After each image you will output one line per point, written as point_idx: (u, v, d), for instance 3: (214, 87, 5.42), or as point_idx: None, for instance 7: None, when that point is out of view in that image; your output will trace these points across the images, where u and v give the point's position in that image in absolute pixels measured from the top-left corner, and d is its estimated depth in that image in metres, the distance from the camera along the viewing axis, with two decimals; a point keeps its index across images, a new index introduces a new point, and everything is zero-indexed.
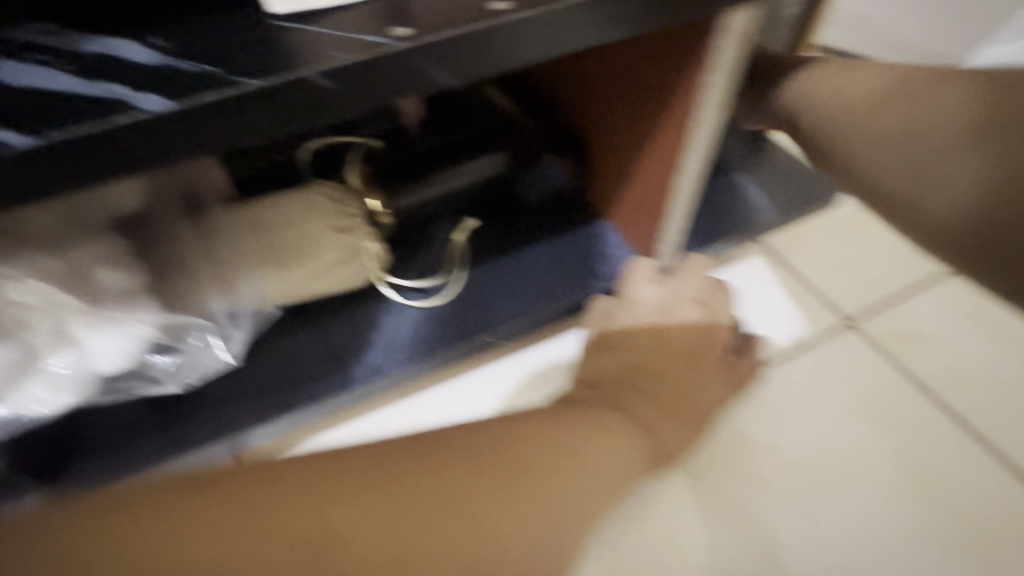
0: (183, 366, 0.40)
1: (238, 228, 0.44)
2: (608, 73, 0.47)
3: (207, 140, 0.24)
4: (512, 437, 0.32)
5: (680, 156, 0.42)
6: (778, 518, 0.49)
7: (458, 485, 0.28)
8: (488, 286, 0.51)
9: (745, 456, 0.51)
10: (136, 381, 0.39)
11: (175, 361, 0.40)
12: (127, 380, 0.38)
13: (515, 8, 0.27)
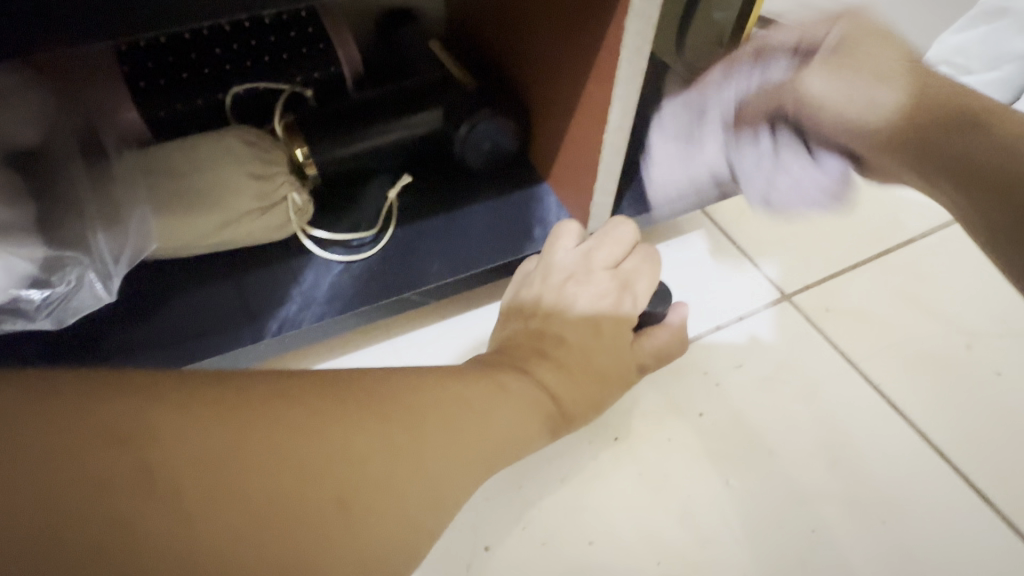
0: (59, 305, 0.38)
1: (144, 170, 0.42)
2: (543, 27, 0.46)
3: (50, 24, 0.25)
4: (406, 394, 0.31)
5: (606, 111, 0.41)
6: (707, 481, 0.48)
7: (330, 423, 0.27)
8: (416, 244, 0.50)
9: (675, 423, 0.51)
10: (3, 314, 0.37)
11: (49, 297, 0.38)
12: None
13: None
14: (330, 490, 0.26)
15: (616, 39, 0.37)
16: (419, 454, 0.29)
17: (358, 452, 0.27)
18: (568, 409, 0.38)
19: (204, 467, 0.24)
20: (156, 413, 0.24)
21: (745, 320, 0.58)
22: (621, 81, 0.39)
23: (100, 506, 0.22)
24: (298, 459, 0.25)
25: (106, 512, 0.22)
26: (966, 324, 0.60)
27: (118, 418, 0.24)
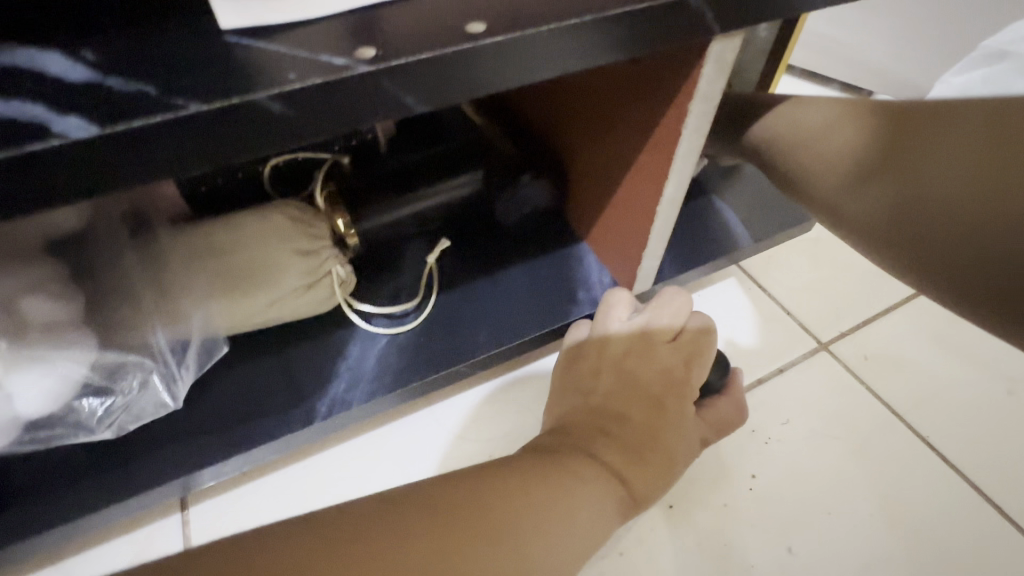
0: (120, 411, 0.37)
1: (192, 254, 0.41)
2: (586, 93, 0.46)
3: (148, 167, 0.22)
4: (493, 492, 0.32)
5: (661, 183, 0.41)
6: (765, 549, 0.47)
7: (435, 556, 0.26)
8: (460, 313, 0.49)
9: (727, 488, 0.50)
10: (62, 428, 0.36)
11: (109, 406, 0.37)
12: (53, 427, 0.36)
13: (494, 31, 0.25)
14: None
15: (676, 118, 0.37)
16: (520, 569, 0.28)
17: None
18: (638, 494, 0.37)
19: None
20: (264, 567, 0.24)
21: (786, 373, 0.57)
22: (680, 156, 0.38)
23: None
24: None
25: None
26: (1006, 368, 0.60)
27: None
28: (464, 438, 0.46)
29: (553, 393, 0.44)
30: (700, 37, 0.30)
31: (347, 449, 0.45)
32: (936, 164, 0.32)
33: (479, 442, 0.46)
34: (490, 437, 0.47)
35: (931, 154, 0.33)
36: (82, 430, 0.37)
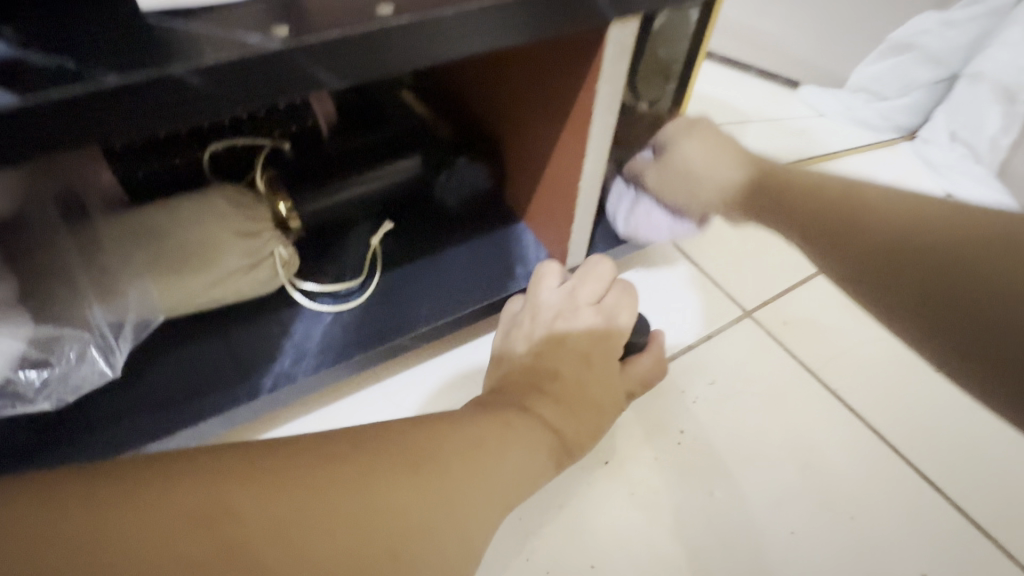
0: (59, 381, 0.38)
1: (130, 236, 0.41)
2: (513, 78, 0.49)
3: (73, 137, 0.23)
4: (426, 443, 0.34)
5: (581, 160, 0.44)
6: (690, 496, 0.51)
7: (369, 479, 0.30)
8: (404, 291, 0.51)
9: (658, 443, 0.54)
10: (0, 400, 0.37)
11: (46, 378, 0.38)
12: None
13: (401, 12, 0.28)
14: (377, 544, 0.28)
15: (589, 98, 0.40)
16: (449, 496, 0.31)
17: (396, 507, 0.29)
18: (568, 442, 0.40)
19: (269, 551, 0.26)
20: (230, 493, 0.27)
21: (714, 338, 0.62)
22: (596, 134, 0.42)
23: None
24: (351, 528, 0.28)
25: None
26: None
27: (204, 499, 0.27)
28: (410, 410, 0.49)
29: (492, 360, 0.47)
30: (598, 20, 0.33)
31: (296, 426, 0.47)
32: (883, 204, 0.34)
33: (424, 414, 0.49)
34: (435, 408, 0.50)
35: (874, 200, 0.34)
36: (22, 400, 0.37)
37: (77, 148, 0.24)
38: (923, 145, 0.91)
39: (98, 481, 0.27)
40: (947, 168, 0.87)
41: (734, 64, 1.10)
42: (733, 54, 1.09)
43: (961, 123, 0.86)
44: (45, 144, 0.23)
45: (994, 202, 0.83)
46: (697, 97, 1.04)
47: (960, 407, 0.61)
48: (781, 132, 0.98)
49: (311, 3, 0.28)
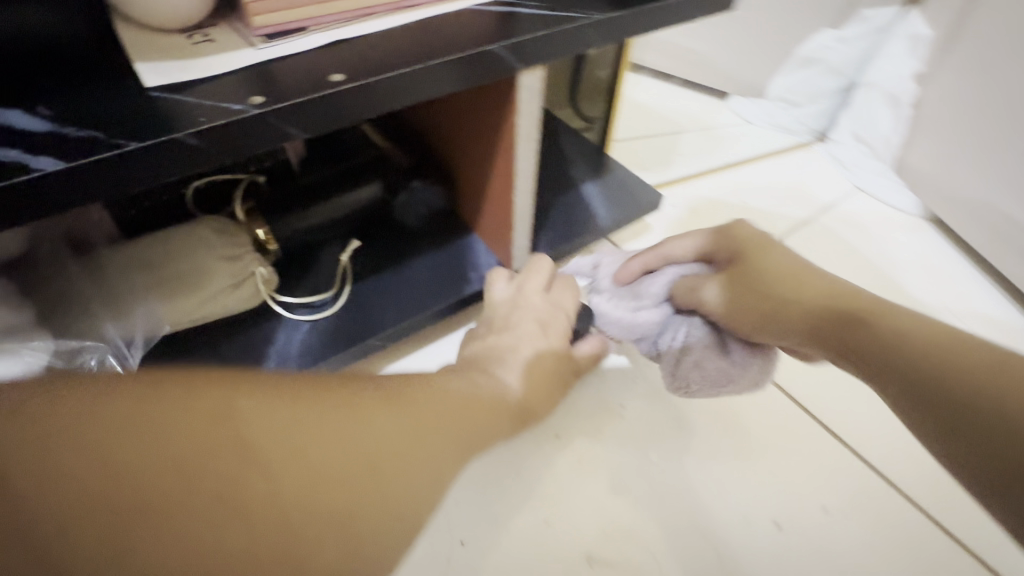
0: None
1: (132, 264, 0.48)
2: (452, 110, 0.57)
3: (100, 189, 0.30)
4: None
5: (513, 179, 0.52)
6: (631, 461, 0.59)
7: (361, 410, 0.31)
8: (372, 298, 0.58)
9: (603, 418, 0.62)
10: None
11: None
12: None
13: (348, 77, 0.36)
14: (359, 473, 0.28)
15: (513, 128, 0.48)
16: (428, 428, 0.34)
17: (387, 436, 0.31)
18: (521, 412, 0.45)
19: (270, 451, 0.26)
20: (235, 405, 0.26)
21: None
22: (522, 157, 0.50)
23: (168, 550, 0.22)
24: (342, 446, 0.28)
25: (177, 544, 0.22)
26: None
27: (208, 405, 0.26)
28: None
29: None
30: (508, 71, 0.42)
31: None
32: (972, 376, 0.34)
33: None
34: None
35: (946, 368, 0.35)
36: None
37: (103, 198, 0.31)
38: (834, 146, 1.03)
39: (77, 387, 0.25)
40: (855, 165, 0.99)
41: (669, 79, 1.22)
42: (667, 70, 1.21)
43: (860, 127, 0.98)
44: (79, 196, 0.30)
45: (890, 192, 0.94)
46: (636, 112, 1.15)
47: None
48: (712, 139, 1.10)
49: (280, 73, 0.36)
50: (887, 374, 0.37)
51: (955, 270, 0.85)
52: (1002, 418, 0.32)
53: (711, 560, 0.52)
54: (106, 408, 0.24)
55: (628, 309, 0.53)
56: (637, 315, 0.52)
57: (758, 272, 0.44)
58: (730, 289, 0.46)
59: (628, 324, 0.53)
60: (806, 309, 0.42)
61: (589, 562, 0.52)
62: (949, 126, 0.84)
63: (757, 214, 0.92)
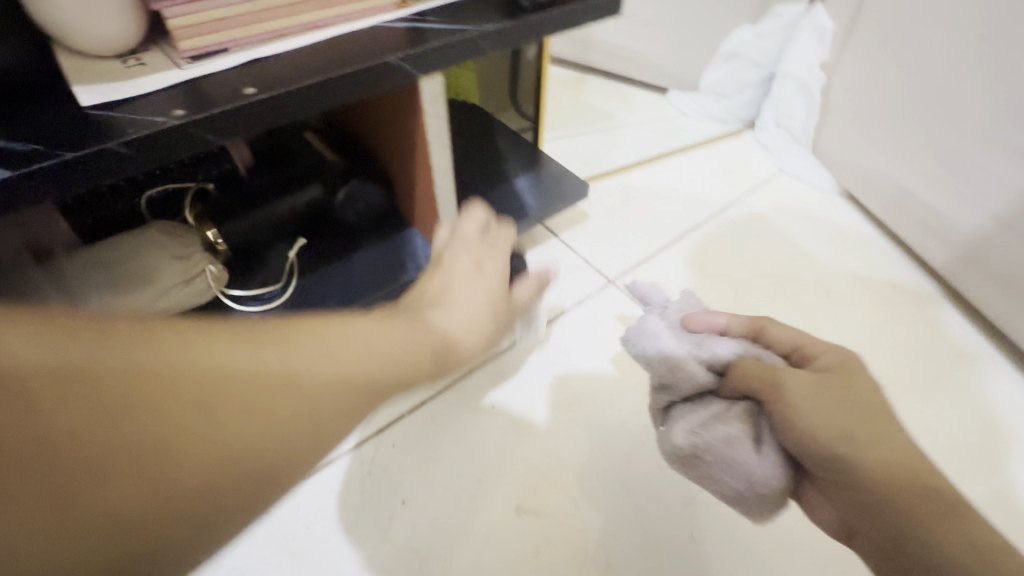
0: None
1: (89, 265, 0.54)
2: (376, 114, 0.63)
3: (44, 193, 0.36)
4: None
5: (432, 174, 0.59)
6: (559, 424, 0.65)
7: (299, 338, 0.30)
8: (317, 289, 0.65)
9: (536, 388, 0.68)
10: None
11: None
12: None
13: (261, 90, 0.42)
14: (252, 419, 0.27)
15: (424, 128, 0.55)
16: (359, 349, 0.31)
17: (296, 434, 0.27)
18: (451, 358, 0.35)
19: (177, 437, 0.25)
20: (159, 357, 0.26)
21: (584, 303, 0.78)
22: (437, 154, 0.57)
23: (31, 541, 0.22)
24: (236, 450, 0.26)
25: (40, 540, 0.22)
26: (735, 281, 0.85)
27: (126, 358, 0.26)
28: None
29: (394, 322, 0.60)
30: (408, 78, 0.48)
31: None
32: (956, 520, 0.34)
33: None
34: None
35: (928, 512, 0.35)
36: None
37: (48, 200, 0.37)
38: (761, 133, 1.11)
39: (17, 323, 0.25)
40: (779, 150, 1.07)
41: (612, 77, 1.30)
42: (609, 69, 1.29)
43: (781, 115, 1.06)
44: (25, 199, 0.36)
45: (810, 172, 1.02)
46: (581, 110, 1.23)
47: None
48: (650, 132, 1.17)
49: (202, 89, 0.42)
50: (857, 514, 0.38)
51: (869, 236, 0.92)
52: (928, 556, 0.34)
53: (626, 504, 0.59)
54: (36, 384, 0.24)
55: (687, 347, 0.46)
56: (684, 358, 0.44)
57: (826, 380, 0.40)
58: (818, 386, 0.40)
59: (670, 368, 0.45)
60: (869, 465, 0.37)
61: (518, 511, 0.58)
62: (853, 109, 0.91)
63: (688, 198, 0.99)
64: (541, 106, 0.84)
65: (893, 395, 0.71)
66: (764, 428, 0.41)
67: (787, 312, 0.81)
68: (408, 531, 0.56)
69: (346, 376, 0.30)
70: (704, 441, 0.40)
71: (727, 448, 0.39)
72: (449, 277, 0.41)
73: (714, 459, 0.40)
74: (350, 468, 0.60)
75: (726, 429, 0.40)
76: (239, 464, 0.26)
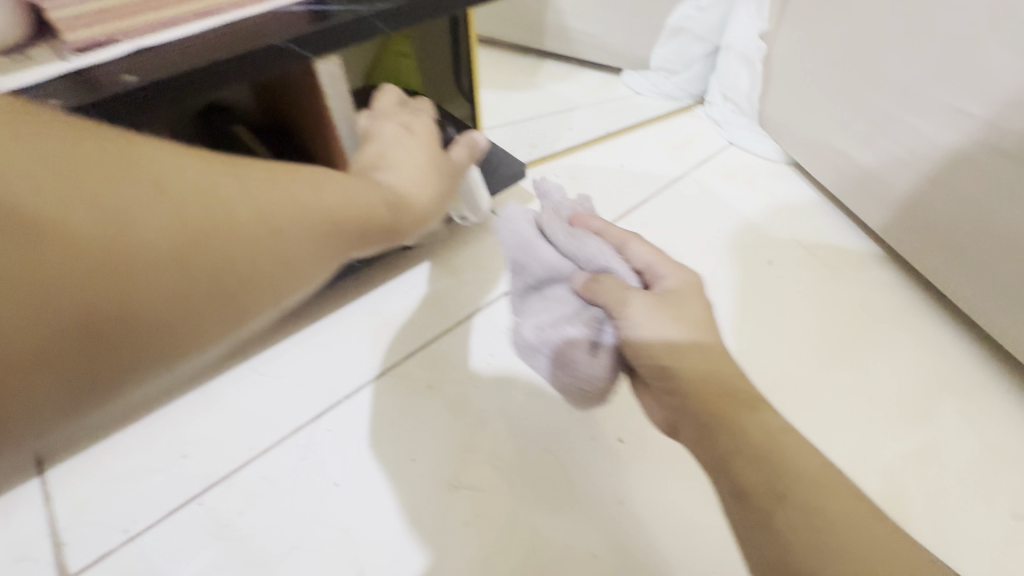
0: None
1: None
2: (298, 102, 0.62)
3: None
4: None
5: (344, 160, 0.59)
6: (494, 402, 0.66)
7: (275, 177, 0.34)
8: None
9: (473, 366, 0.69)
10: None
11: None
12: None
13: (139, 78, 0.43)
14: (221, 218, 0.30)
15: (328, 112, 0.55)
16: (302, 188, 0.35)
17: (269, 247, 0.31)
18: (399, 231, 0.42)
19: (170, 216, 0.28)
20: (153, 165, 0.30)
21: None
22: None
23: (49, 292, 0.24)
24: (219, 254, 0.29)
25: (55, 291, 0.24)
26: (679, 253, 0.85)
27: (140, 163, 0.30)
28: (277, 374, 0.68)
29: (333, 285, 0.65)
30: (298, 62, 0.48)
31: (183, 401, 0.65)
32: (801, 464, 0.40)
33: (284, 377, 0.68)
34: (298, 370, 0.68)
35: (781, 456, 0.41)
36: None
37: None
38: (711, 107, 1.11)
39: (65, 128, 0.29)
40: (726, 123, 1.07)
41: (567, 59, 1.30)
42: (563, 51, 1.29)
43: (727, 88, 1.07)
44: None
45: (757, 144, 1.03)
46: (535, 93, 1.23)
47: (715, 301, 0.78)
48: (602, 112, 1.17)
49: (84, 79, 0.43)
50: (712, 462, 0.43)
51: (813, 204, 0.93)
52: (772, 498, 0.39)
53: (557, 474, 0.60)
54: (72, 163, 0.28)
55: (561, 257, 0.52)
56: (551, 265, 0.52)
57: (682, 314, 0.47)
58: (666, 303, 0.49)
59: (534, 266, 0.53)
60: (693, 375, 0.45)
61: (451, 487, 0.59)
62: (790, 78, 0.91)
63: (637, 174, 0.99)
64: (475, 72, 0.83)
65: (830, 356, 0.72)
66: (607, 332, 0.50)
67: (730, 280, 0.81)
68: (339, 510, 0.58)
69: (318, 218, 0.34)
70: (560, 334, 0.50)
71: (575, 342, 0.49)
72: (384, 146, 0.52)
73: (561, 345, 0.50)
74: (284, 454, 0.61)
75: (568, 329, 0.50)
76: (222, 258, 0.29)
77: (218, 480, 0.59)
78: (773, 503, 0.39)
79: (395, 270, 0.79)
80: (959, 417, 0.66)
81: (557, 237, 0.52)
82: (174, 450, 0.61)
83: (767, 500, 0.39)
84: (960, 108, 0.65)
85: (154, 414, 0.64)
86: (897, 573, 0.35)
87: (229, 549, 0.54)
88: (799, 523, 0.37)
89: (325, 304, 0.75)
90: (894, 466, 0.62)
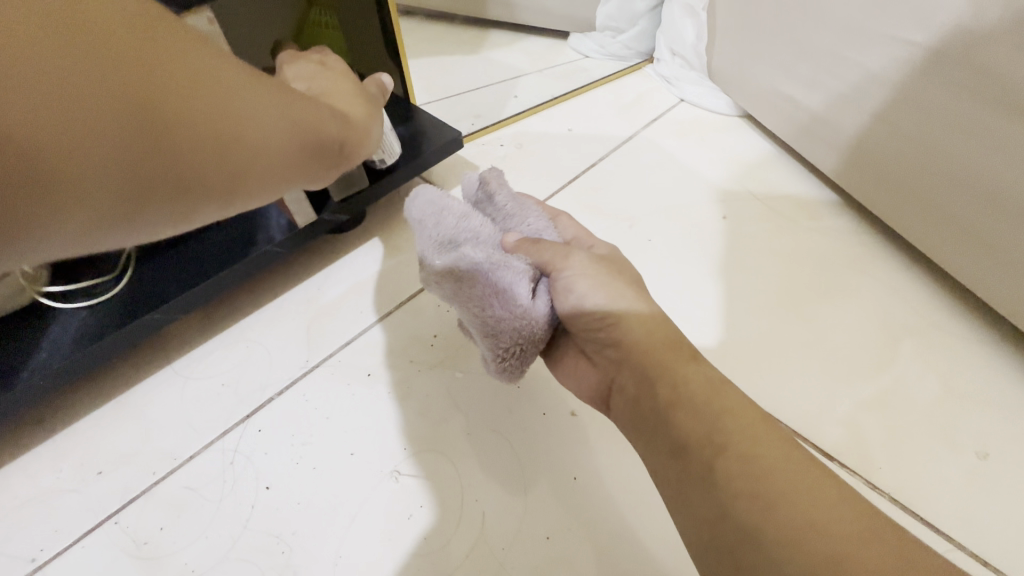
0: None
1: None
2: None
3: None
4: None
5: None
6: (439, 383, 0.62)
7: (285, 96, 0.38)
8: (155, 278, 0.61)
9: (416, 348, 0.65)
10: None
11: None
12: None
13: None
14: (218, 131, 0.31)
15: None
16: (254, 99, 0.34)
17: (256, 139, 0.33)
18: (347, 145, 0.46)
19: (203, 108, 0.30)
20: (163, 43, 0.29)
21: None
22: None
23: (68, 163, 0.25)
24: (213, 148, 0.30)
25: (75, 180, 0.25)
26: (631, 214, 0.81)
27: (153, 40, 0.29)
28: (202, 374, 0.63)
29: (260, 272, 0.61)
30: None
31: (95, 415, 0.59)
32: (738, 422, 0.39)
33: (209, 377, 0.62)
34: (225, 369, 0.63)
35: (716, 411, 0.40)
36: None
37: None
38: (660, 65, 1.07)
39: None
40: (676, 79, 1.03)
41: (512, 26, 1.24)
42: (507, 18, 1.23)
43: (674, 42, 1.03)
44: None
45: (708, 97, 0.99)
46: (479, 62, 1.17)
47: (669, 261, 0.75)
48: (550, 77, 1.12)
49: None
50: (652, 425, 0.42)
51: (766, 155, 0.90)
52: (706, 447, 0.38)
53: (506, 452, 0.57)
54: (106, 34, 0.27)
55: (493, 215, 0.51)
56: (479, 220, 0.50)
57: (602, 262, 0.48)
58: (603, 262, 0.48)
59: (461, 220, 0.49)
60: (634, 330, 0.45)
61: (394, 477, 0.55)
62: (733, 25, 0.87)
63: (586, 137, 0.95)
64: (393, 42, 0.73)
65: (788, 307, 0.70)
66: (540, 287, 0.48)
67: (684, 237, 0.78)
68: (274, 513, 0.53)
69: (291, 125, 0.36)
70: (500, 264, 0.45)
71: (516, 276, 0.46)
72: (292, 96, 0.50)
73: (499, 277, 0.45)
74: (212, 459, 0.56)
75: (514, 260, 0.46)
76: (223, 127, 0.31)
77: (137, 495, 0.54)
78: (711, 457, 0.38)
79: (330, 255, 0.74)
80: (917, 357, 0.65)
81: (498, 197, 0.53)
82: (88, 467, 0.55)
83: (707, 455, 0.38)
84: (902, 39, 0.62)
85: (65, 429, 0.58)
86: (835, 521, 0.33)
87: (151, 568, 0.50)
88: (740, 474, 0.36)
89: (254, 296, 0.69)
90: (856, 415, 0.60)
